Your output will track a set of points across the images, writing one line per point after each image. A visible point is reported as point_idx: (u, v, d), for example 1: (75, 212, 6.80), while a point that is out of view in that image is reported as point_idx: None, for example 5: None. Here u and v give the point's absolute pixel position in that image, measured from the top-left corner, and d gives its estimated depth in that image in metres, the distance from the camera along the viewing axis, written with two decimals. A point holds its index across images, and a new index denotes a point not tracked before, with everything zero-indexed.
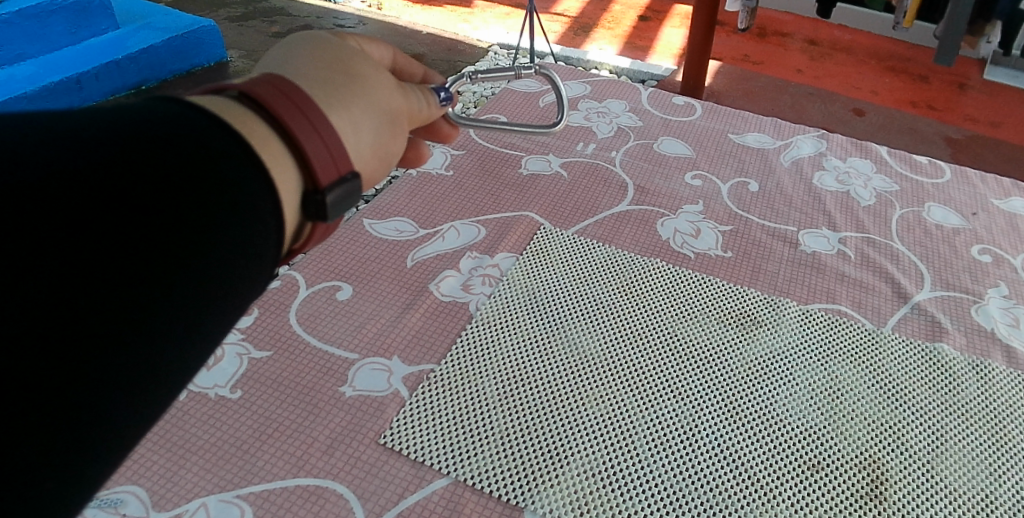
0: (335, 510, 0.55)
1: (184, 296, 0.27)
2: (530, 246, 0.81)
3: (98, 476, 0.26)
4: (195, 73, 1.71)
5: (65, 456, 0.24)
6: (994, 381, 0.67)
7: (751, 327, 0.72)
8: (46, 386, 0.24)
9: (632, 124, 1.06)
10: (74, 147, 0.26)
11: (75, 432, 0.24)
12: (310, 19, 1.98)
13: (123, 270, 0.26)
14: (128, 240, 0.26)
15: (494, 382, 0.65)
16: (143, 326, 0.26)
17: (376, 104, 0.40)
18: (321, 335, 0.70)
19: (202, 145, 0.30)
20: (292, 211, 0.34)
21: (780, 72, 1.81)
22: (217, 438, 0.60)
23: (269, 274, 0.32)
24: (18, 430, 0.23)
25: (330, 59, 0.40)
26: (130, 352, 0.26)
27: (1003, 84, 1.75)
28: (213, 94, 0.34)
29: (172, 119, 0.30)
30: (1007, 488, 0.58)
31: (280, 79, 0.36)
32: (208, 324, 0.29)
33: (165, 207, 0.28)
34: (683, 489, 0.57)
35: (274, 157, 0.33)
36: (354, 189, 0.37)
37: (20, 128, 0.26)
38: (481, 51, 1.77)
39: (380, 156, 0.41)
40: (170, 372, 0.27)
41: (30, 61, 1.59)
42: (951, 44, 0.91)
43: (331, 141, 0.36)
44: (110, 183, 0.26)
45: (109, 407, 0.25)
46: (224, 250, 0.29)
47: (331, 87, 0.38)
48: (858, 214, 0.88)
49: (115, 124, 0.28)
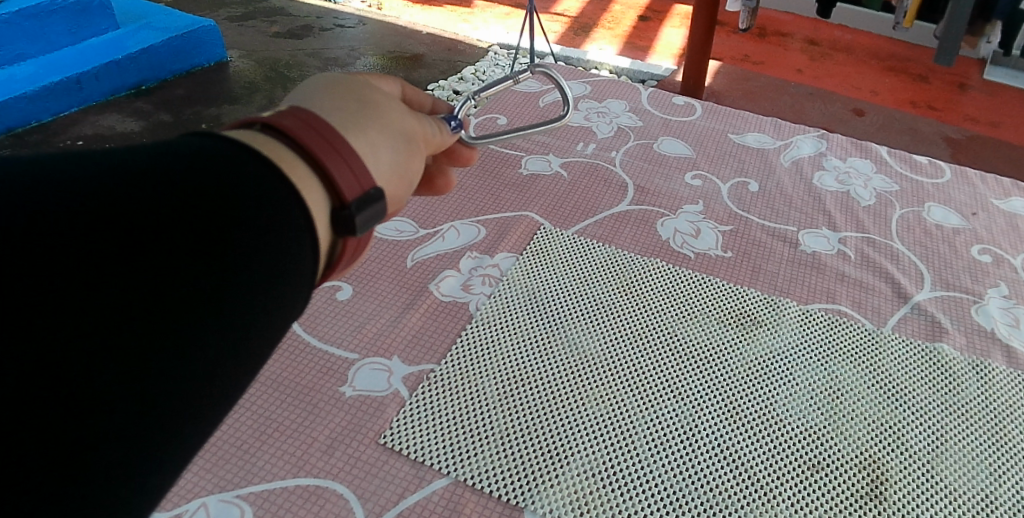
0: (335, 510, 0.55)
1: (229, 312, 0.28)
2: (531, 246, 0.81)
3: (159, 483, 0.27)
4: (195, 73, 1.71)
5: (98, 484, 0.25)
6: (994, 381, 0.67)
7: (751, 327, 0.72)
8: (59, 426, 0.24)
9: (632, 124, 1.06)
10: (88, 181, 0.27)
11: (123, 450, 0.25)
12: (310, 19, 1.98)
13: (152, 291, 0.26)
14: (164, 255, 0.27)
15: (494, 382, 0.65)
16: (169, 352, 0.26)
17: (391, 126, 0.40)
18: (321, 335, 0.70)
19: (227, 169, 0.30)
20: (324, 229, 0.34)
21: (780, 73, 1.81)
22: (217, 438, 0.60)
23: (311, 286, 0.32)
24: (69, 438, 0.24)
25: (343, 88, 0.40)
26: (162, 379, 0.26)
27: (1003, 84, 1.75)
28: (240, 127, 0.34)
29: (194, 147, 0.30)
30: (1007, 488, 0.58)
31: (300, 108, 0.36)
32: (255, 333, 0.29)
33: (191, 231, 0.28)
34: (682, 489, 0.57)
35: (302, 179, 0.33)
36: (381, 207, 0.36)
37: (60, 163, 0.27)
38: (481, 51, 1.77)
39: (401, 175, 0.41)
40: (220, 384, 0.28)
41: (29, 61, 1.59)
42: (952, 44, 0.91)
43: (355, 161, 0.36)
44: (127, 213, 0.27)
45: (143, 432, 0.26)
46: (260, 267, 0.29)
47: (347, 113, 0.38)
48: (858, 214, 0.88)
49: (136, 156, 0.29)
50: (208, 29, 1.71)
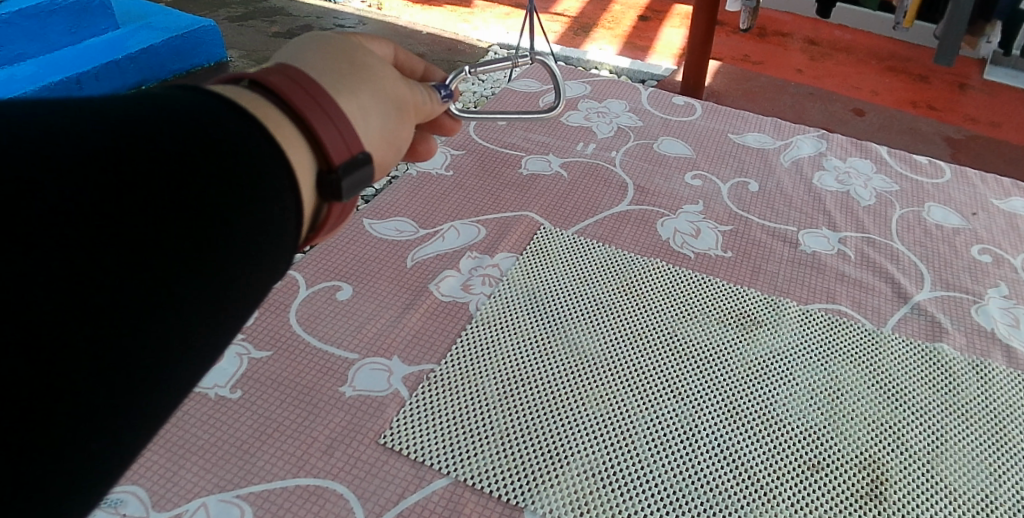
0: (335, 510, 0.55)
1: (214, 274, 0.29)
2: (530, 246, 0.81)
3: (133, 444, 0.27)
4: (195, 73, 1.72)
5: (72, 450, 0.25)
6: (994, 381, 0.67)
7: (751, 326, 0.72)
8: (49, 397, 0.24)
9: (632, 124, 1.06)
10: (79, 134, 0.27)
11: (104, 409, 0.25)
12: (310, 19, 1.98)
13: (140, 249, 0.27)
14: (152, 211, 0.27)
15: (494, 382, 0.65)
16: (154, 318, 0.27)
17: (382, 91, 0.41)
18: (321, 335, 0.70)
19: (216, 127, 0.30)
20: (309, 190, 0.35)
21: (780, 72, 1.81)
22: (217, 438, 0.60)
23: (292, 250, 0.33)
24: (51, 392, 0.24)
25: (335, 49, 0.40)
26: (146, 336, 0.26)
27: (1004, 84, 1.75)
28: (228, 84, 0.35)
29: (185, 105, 0.30)
30: (1007, 487, 0.58)
31: (291, 66, 0.37)
32: (236, 294, 0.30)
33: (177, 192, 0.28)
34: (682, 489, 0.57)
35: (289, 140, 0.34)
36: (365, 175, 0.37)
37: (54, 112, 0.27)
38: (481, 51, 1.77)
39: (389, 141, 0.41)
40: (194, 347, 0.28)
41: (30, 61, 1.59)
42: (952, 44, 0.91)
43: (343, 124, 0.36)
44: (120, 170, 0.27)
45: (122, 394, 0.26)
46: (245, 224, 0.30)
47: (338, 75, 0.39)
48: (858, 214, 0.89)
49: (125, 110, 0.29)
50: (209, 29, 1.71)
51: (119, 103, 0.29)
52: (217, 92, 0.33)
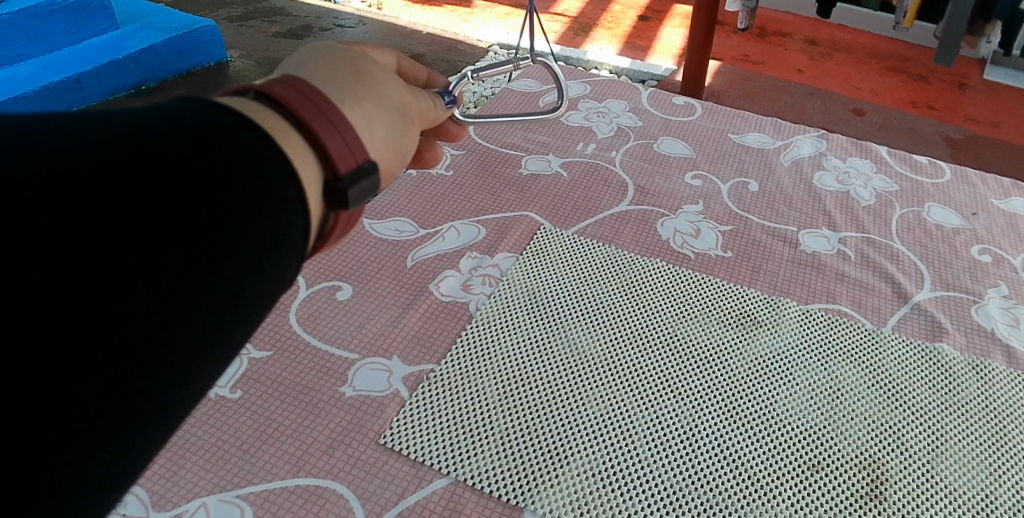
0: (335, 510, 0.55)
1: (220, 283, 0.29)
2: (531, 246, 0.81)
3: (142, 453, 0.27)
4: (195, 73, 1.72)
5: (79, 459, 0.25)
6: (994, 381, 0.67)
7: (751, 326, 0.72)
8: (55, 404, 0.24)
9: (632, 124, 1.06)
10: (85, 144, 0.27)
11: (111, 418, 0.26)
12: (310, 19, 1.98)
13: (146, 258, 0.27)
14: (158, 221, 0.27)
15: (494, 382, 0.65)
16: (161, 328, 0.27)
17: (387, 99, 0.41)
18: (321, 335, 0.70)
19: (222, 137, 0.30)
20: (315, 199, 0.35)
21: (780, 72, 1.81)
22: (217, 438, 0.60)
23: (300, 259, 0.33)
24: (57, 399, 0.24)
25: (339, 59, 0.40)
26: (153, 346, 0.27)
27: (1004, 84, 1.75)
28: (233, 95, 0.35)
29: (191, 115, 0.30)
30: (1007, 488, 0.58)
31: (295, 77, 0.37)
32: (244, 304, 0.30)
33: (183, 201, 0.28)
34: (682, 488, 0.57)
35: (294, 149, 0.34)
36: (372, 183, 0.37)
37: (61, 122, 0.27)
38: (481, 51, 1.77)
39: (395, 149, 0.41)
40: (201, 357, 0.28)
41: (29, 61, 1.59)
42: (952, 44, 0.91)
43: (349, 134, 0.36)
44: (126, 181, 0.27)
45: (129, 404, 0.26)
46: (252, 233, 0.30)
47: (343, 85, 0.39)
48: (858, 213, 0.89)
49: (132, 121, 0.29)
50: (209, 29, 1.71)
51: (126, 115, 0.29)
52: (223, 103, 0.32)
